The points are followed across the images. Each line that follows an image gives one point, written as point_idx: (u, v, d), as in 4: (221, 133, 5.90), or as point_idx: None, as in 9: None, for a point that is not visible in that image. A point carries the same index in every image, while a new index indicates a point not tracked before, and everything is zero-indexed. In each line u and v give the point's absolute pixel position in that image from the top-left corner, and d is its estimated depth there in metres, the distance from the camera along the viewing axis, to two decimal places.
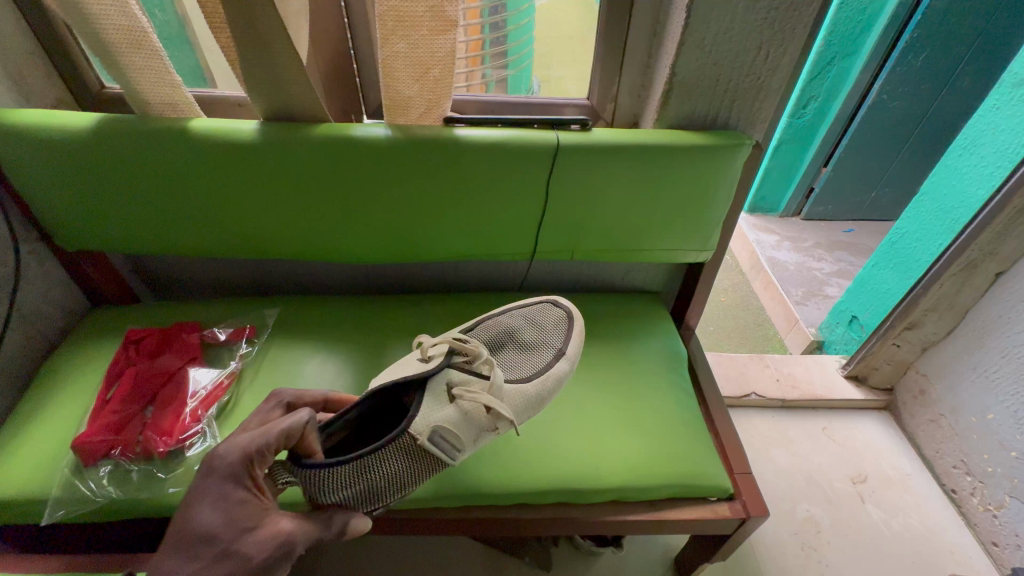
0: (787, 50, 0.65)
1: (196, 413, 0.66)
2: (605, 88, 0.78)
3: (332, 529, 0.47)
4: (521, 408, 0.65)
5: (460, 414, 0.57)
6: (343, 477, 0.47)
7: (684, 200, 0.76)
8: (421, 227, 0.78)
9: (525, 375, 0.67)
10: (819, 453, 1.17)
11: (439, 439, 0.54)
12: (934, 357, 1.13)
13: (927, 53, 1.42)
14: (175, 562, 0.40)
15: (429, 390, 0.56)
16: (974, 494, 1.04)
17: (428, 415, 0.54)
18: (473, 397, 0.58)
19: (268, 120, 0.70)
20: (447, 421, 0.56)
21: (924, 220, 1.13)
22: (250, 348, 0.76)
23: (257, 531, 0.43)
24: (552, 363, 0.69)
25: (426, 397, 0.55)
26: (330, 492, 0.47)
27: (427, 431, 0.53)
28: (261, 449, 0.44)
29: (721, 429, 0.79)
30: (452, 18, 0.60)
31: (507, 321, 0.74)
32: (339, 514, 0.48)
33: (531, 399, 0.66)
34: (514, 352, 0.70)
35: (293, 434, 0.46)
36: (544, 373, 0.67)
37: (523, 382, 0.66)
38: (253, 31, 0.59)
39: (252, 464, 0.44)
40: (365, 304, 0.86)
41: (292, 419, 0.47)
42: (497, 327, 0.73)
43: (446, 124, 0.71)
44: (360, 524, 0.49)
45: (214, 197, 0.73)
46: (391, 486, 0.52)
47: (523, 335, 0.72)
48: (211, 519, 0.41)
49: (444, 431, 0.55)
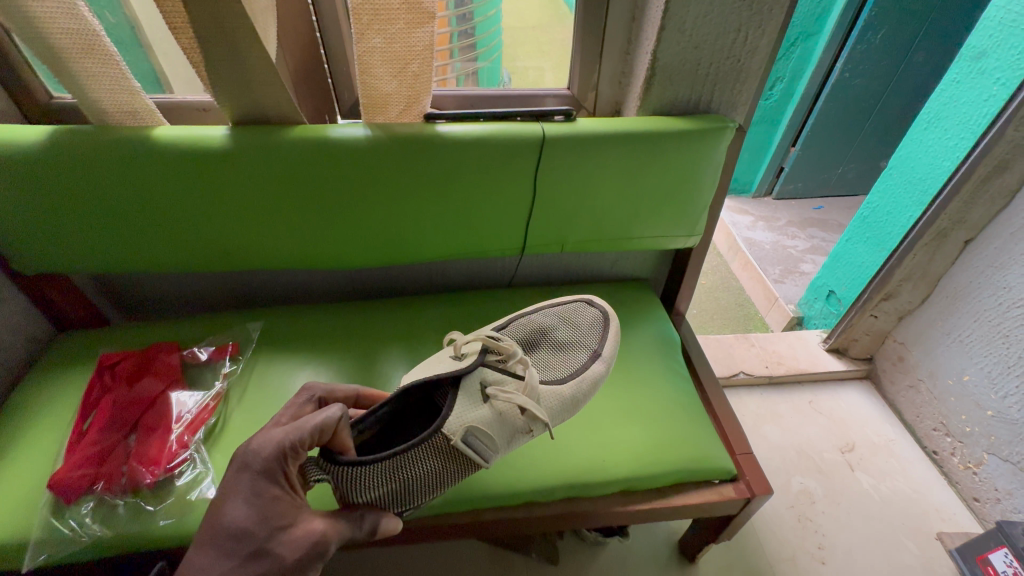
0: (765, 32, 0.65)
1: (183, 438, 0.62)
2: (586, 77, 0.77)
3: (363, 528, 0.48)
4: (557, 410, 0.66)
5: (495, 414, 0.58)
6: (376, 476, 0.49)
7: (672, 185, 0.76)
8: (405, 227, 0.75)
9: (560, 375, 0.68)
10: (808, 425, 1.20)
11: (472, 440, 0.55)
12: (910, 325, 1.17)
13: (886, 29, 1.46)
14: (210, 558, 0.41)
15: (464, 388, 0.58)
16: (954, 453, 1.09)
17: (463, 415, 0.56)
18: (508, 397, 0.59)
19: (237, 125, 0.66)
20: (482, 422, 0.57)
21: (893, 193, 1.16)
22: (234, 366, 0.72)
23: (291, 530, 0.44)
24: (587, 364, 0.69)
25: (460, 397, 0.57)
26: (363, 491, 0.48)
27: (461, 432, 0.54)
28: (295, 443, 0.46)
29: (719, 411, 0.80)
30: (429, 10, 0.57)
31: (538, 320, 0.75)
32: (370, 513, 0.49)
33: (567, 400, 0.66)
34: (548, 352, 0.71)
35: (327, 430, 0.47)
36: (579, 375, 0.68)
37: (559, 384, 0.66)
38: (218, 31, 0.55)
39: (287, 458, 0.45)
40: (357, 309, 0.84)
41: (325, 414, 0.48)
42: (526, 326, 0.74)
43: (426, 121, 0.68)
44: (390, 524, 0.50)
45: (185, 209, 0.69)
46: (424, 487, 0.53)
47: (558, 334, 0.73)
48: (243, 518, 0.43)
49: (478, 432, 0.56)
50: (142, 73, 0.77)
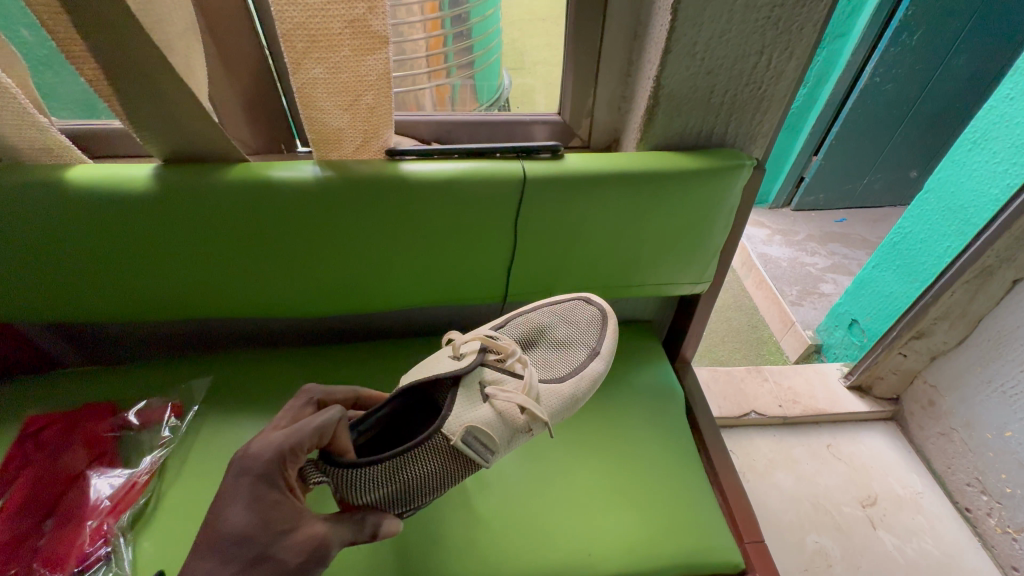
0: (793, 54, 0.54)
1: (101, 529, 0.54)
2: (579, 103, 0.67)
3: (365, 531, 0.46)
4: (558, 408, 0.60)
5: (494, 414, 0.55)
6: (375, 479, 0.46)
7: (678, 229, 0.65)
8: (370, 276, 0.66)
9: (559, 373, 0.62)
10: (826, 474, 1.09)
11: (472, 441, 0.52)
12: (944, 366, 1.05)
13: (923, 31, 1.32)
14: (212, 566, 0.38)
15: (462, 387, 0.55)
16: (991, 514, 0.98)
17: (461, 415, 0.52)
18: (507, 397, 0.56)
19: (167, 163, 0.56)
20: (482, 421, 0.53)
21: (930, 220, 1.04)
22: (174, 430, 0.63)
23: (293, 534, 0.41)
24: (585, 363, 0.63)
25: (459, 395, 0.54)
26: (364, 493, 0.46)
27: (460, 432, 0.51)
28: (293, 447, 0.43)
29: (727, 486, 0.71)
30: (380, 33, 0.47)
31: (536, 319, 0.67)
32: (372, 515, 0.47)
33: (566, 399, 0.61)
34: (548, 351, 0.64)
35: (325, 433, 0.45)
36: (578, 373, 0.62)
37: (557, 382, 0.61)
38: (126, 60, 0.46)
39: (286, 462, 0.43)
40: (316, 361, 0.74)
41: (324, 416, 0.46)
42: (521, 325, 0.66)
43: (389, 157, 0.58)
44: (391, 526, 0.48)
45: (113, 259, 0.60)
46: (424, 488, 0.51)
47: (557, 332, 0.66)
48: (244, 521, 0.40)
49: (478, 432, 0.52)
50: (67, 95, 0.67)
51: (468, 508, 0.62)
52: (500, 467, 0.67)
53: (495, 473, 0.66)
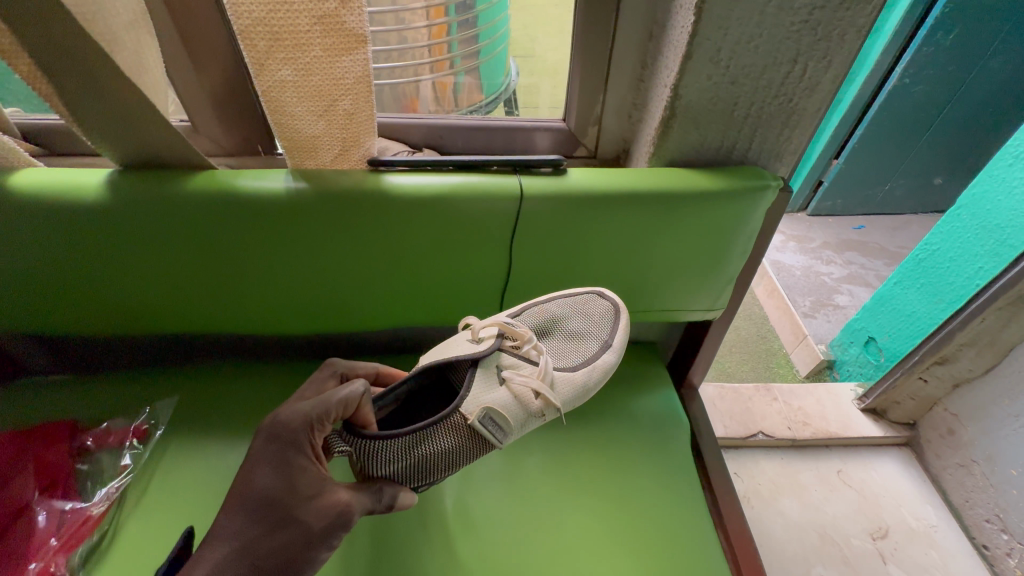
0: (831, 63, 0.47)
1: (50, 567, 0.49)
2: (586, 109, 0.61)
3: (383, 501, 0.43)
4: (571, 397, 0.55)
5: (512, 398, 0.51)
6: (393, 453, 0.44)
7: (692, 253, 0.59)
8: (349, 294, 0.60)
9: (572, 363, 0.56)
10: (834, 501, 1.04)
11: (489, 421, 0.48)
12: (967, 394, 0.99)
13: (960, 30, 1.23)
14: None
15: (481, 368, 0.51)
16: (1011, 555, 0.92)
17: (479, 395, 0.49)
18: (525, 380, 0.51)
19: (124, 170, 0.51)
20: (501, 404, 0.50)
21: (959, 237, 0.98)
22: (137, 455, 0.59)
23: (318, 500, 0.40)
24: (597, 355, 0.57)
25: (476, 377, 0.50)
26: (382, 465, 0.44)
27: (478, 411, 0.47)
28: (319, 417, 0.42)
29: (732, 530, 0.67)
30: (357, 32, 0.42)
31: (552, 309, 0.60)
32: (389, 487, 0.44)
33: (579, 388, 0.56)
34: (560, 342, 0.58)
35: (350, 405, 0.44)
36: (591, 364, 0.56)
37: (569, 372, 0.55)
38: (64, 55, 0.40)
39: (312, 432, 0.42)
40: (291, 383, 0.68)
41: (349, 389, 0.44)
42: (535, 316, 0.60)
43: (372, 167, 0.53)
44: (407, 499, 0.45)
45: (72, 273, 0.55)
46: (441, 468, 0.47)
47: (571, 323, 0.59)
48: (271, 483, 0.39)
49: (495, 415, 0.49)
50: (19, 86, 0.61)
51: (450, 550, 0.57)
52: (488, 506, 0.61)
53: (480, 514, 0.61)
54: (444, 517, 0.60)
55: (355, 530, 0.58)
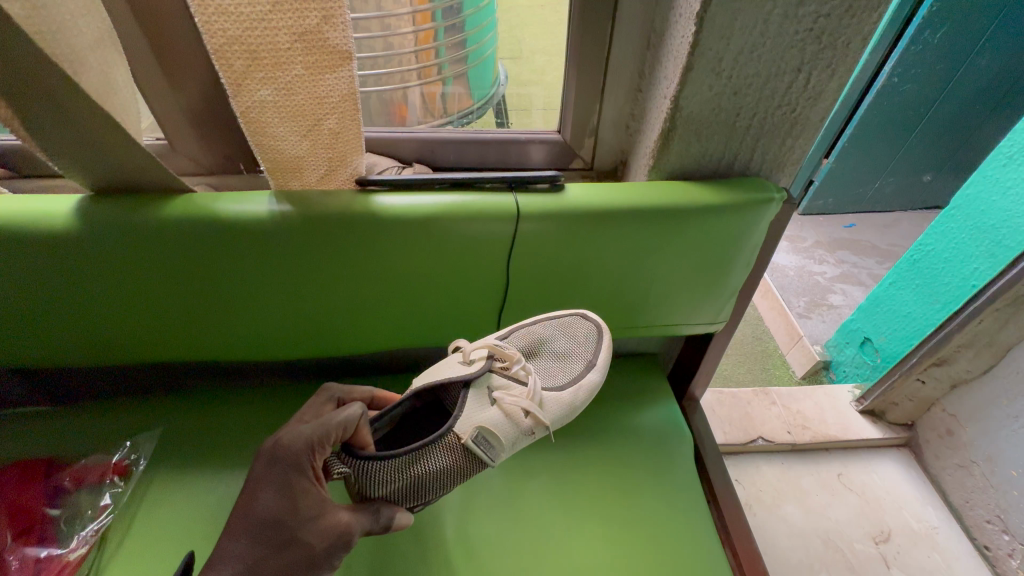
0: (836, 72, 0.45)
1: None
2: (582, 121, 0.59)
3: (380, 522, 0.41)
4: (558, 418, 0.53)
5: (502, 417, 0.48)
6: (391, 474, 0.41)
7: (693, 267, 0.57)
8: (339, 318, 0.58)
9: (558, 382, 0.54)
10: (836, 506, 1.03)
11: (483, 442, 0.46)
12: (965, 395, 0.99)
13: (947, 29, 1.22)
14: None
15: (474, 388, 0.48)
16: (1012, 556, 0.92)
17: (473, 414, 0.46)
18: (514, 401, 0.49)
19: (95, 196, 0.48)
20: (492, 424, 0.47)
21: (953, 238, 0.97)
22: (117, 493, 0.56)
23: (320, 520, 0.38)
24: (582, 373, 0.55)
25: (470, 396, 0.47)
26: (379, 486, 0.41)
27: (472, 431, 0.45)
28: (320, 440, 0.39)
29: (739, 548, 0.65)
30: (340, 48, 0.40)
31: (538, 331, 0.58)
32: (386, 507, 0.42)
33: (566, 409, 0.54)
34: (547, 363, 0.56)
35: (349, 427, 0.41)
36: (576, 383, 0.55)
37: (556, 392, 0.53)
38: (24, 80, 0.37)
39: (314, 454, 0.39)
40: (280, 411, 0.65)
41: (346, 411, 0.41)
42: (522, 337, 0.58)
43: (360, 186, 0.50)
44: (404, 519, 0.43)
45: (45, 306, 0.52)
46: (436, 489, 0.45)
47: (556, 344, 0.57)
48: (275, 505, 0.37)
49: (487, 435, 0.47)
50: None
51: None
52: (490, 535, 0.59)
53: (482, 543, 0.58)
54: (445, 547, 0.58)
55: (351, 566, 0.55)
